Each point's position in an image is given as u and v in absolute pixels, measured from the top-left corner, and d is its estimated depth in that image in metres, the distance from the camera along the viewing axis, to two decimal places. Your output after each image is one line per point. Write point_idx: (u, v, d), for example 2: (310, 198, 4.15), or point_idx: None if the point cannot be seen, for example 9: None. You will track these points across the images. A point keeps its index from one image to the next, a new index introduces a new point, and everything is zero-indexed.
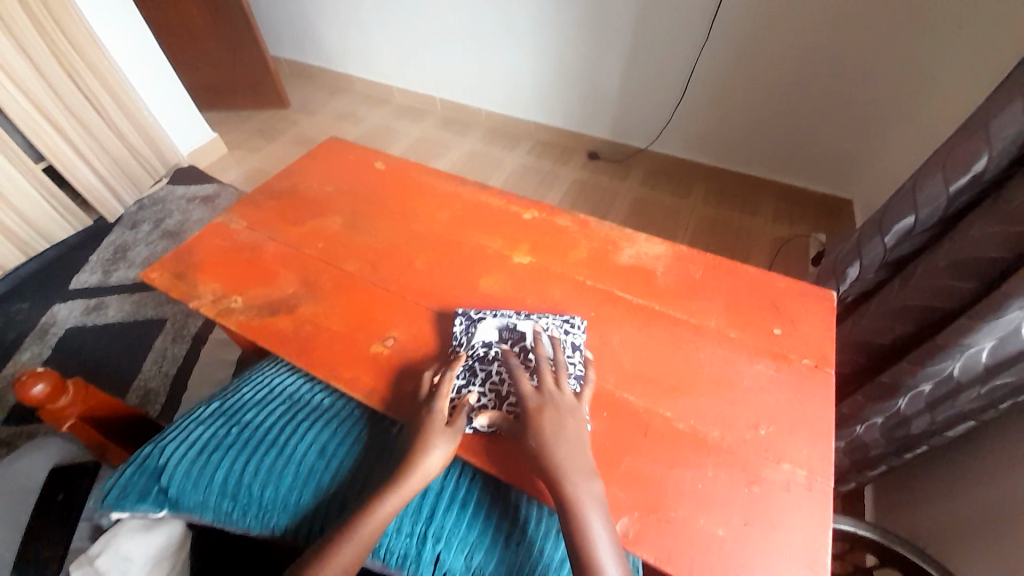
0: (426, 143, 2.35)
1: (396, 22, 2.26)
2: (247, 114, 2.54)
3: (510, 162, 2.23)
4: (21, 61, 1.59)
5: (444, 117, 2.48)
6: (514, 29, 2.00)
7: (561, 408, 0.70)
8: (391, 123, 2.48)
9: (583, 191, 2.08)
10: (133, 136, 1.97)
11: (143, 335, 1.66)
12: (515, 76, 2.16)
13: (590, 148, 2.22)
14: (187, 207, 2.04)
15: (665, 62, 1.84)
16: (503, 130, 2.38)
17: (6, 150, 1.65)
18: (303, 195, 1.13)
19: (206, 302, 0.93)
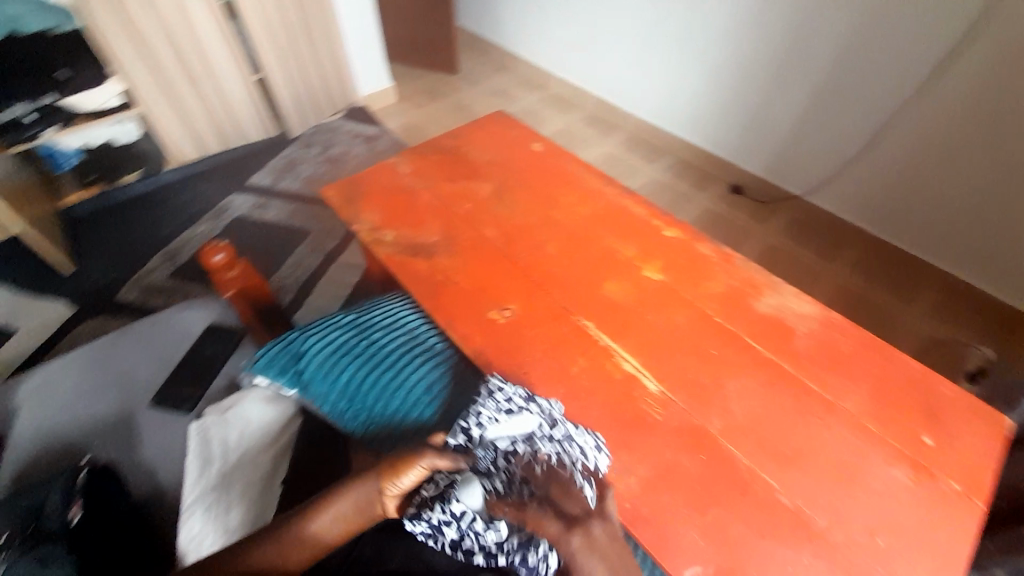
0: (568, 136, 2.37)
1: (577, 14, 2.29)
2: (420, 72, 2.75)
3: (645, 174, 2.16)
4: None
5: (592, 115, 2.46)
6: (695, 40, 1.92)
7: (591, 535, 0.58)
8: (541, 109, 2.52)
9: (713, 223, 1.96)
10: (326, 68, 2.24)
11: (288, 239, 1.92)
12: (680, 90, 2.07)
13: (735, 180, 2.07)
14: (351, 141, 2.29)
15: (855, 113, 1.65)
16: (647, 139, 2.30)
17: (233, 57, 1.97)
18: (464, 156, 1.22)
19: (364, 228, 1.05)
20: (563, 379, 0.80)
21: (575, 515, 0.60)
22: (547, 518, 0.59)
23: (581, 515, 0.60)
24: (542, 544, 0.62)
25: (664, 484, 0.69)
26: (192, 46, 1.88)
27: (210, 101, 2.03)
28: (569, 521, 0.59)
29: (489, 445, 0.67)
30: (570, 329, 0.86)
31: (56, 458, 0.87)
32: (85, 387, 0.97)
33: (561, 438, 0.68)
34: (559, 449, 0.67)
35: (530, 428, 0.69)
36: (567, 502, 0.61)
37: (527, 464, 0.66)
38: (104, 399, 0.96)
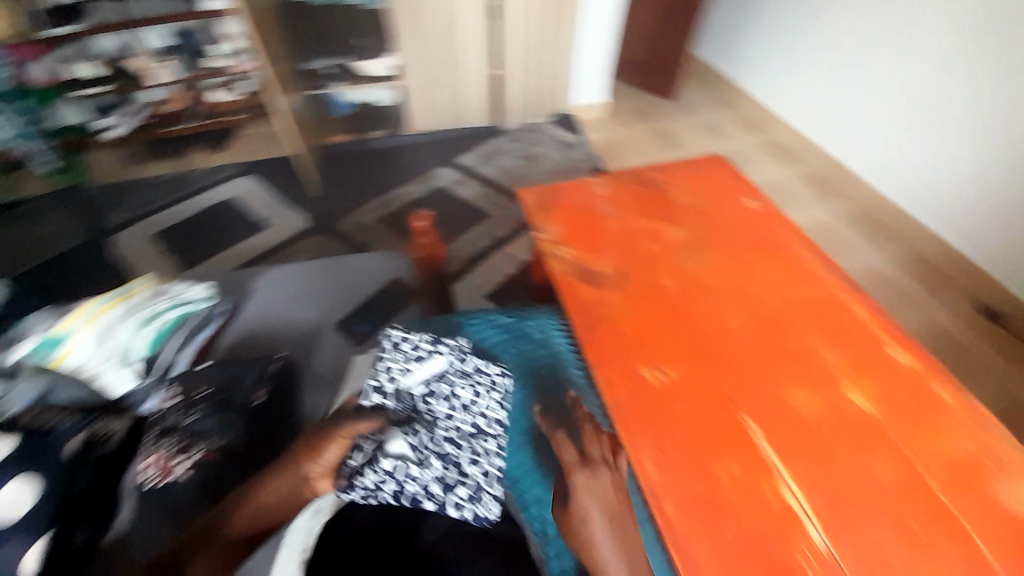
0: (781, 192, 2.09)
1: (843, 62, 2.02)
2: (633, 90, 2.67)
3: (864, 258, 1.86)
4: None
5: (814, 175, 2.16)
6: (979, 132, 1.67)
7: (593, 476, 0.81)
8: (756, 154, 2.26)
9: (938, 341, 1.65)
10: (551, 75, 2.36)
11: (470, 217, 2.07)
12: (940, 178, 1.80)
13: (982, 299, 1.75)
14: (550, 145, 2.38)
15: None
16: (878, 220, 1.98)
17: (479, 52, 2.21)
18: (664, 194, 1.16)
19: (545, 238, 1.06)
20: (711, 479, 0.71)
21: (594, 459, 0.83)
22: (569, 447, 0.85)
23: (596, 459, 0.83)
24: (485, 481, 0.79)
25: None
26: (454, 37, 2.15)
27: (449, 86, 2.29)
28: (586, 458, 0.83)
29: (407, 393, 0.86)
30: (732, 424, 0.76)
31: (255, 349, 1.03)
32: (293, 295, 1.14)
33: (465, 373, 0.91)
34: (468, 382, 0.89)
35: (437, 373, 0.89)
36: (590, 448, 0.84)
37: (443, 399, 0.86)
38: (302, 311, 1.11)
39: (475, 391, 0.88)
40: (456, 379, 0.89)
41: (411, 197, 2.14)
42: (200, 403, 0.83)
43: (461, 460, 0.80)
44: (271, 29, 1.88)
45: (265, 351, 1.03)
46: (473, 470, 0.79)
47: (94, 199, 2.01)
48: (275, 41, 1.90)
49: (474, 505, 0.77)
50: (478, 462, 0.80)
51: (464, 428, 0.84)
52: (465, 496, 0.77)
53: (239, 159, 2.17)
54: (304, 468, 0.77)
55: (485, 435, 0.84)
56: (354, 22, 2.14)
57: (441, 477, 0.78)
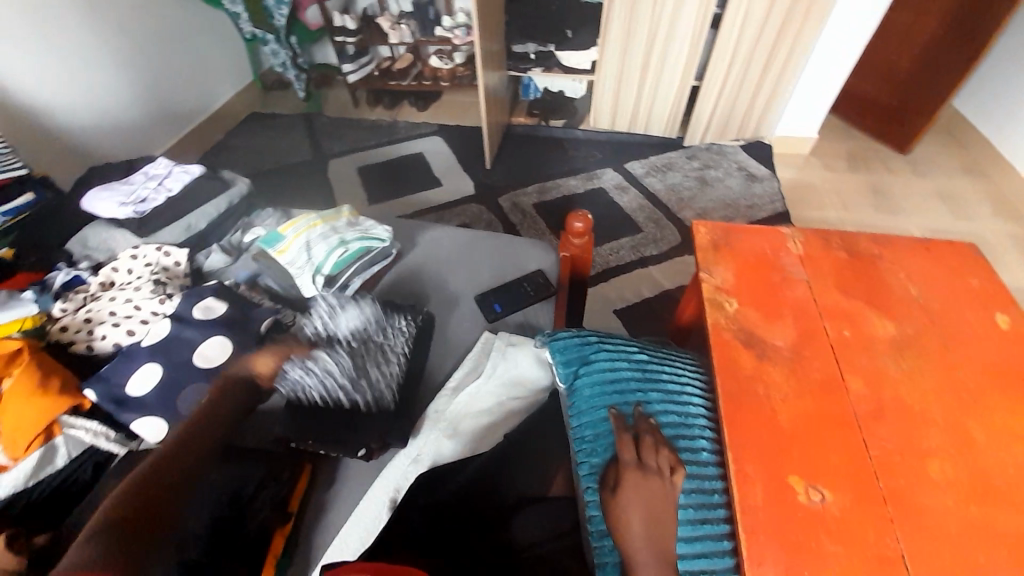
0: None
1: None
2: (856, 134, 2.26)
3: None
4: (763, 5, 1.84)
5: None
6: None
7: (646, 480, 0.66)
8: (1008, 250, 1.75)
9: None
10: (762, 99, 2.10)
11: (621, 227, 1.98)
12: None
13: None
14: (733, 173, 2.14)
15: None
16: None
17: (689, 61, 2.05)
18: (876, 273, 0.94)
19: (709, 281, 0.94)
20: None
21: (650, 465, 0.68)
22: (628, 447, 0.69)
23: (653, 467, 0.68)
24: (378, 387, 0.81)
25: None
26: (663, 40, 2.02)
27: (644, 91, 2.18)
28: (642, 464, 0.68)
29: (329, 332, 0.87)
30: None
31: (405, 296, 1.12)
32: (444, 256, 1.22)
33: (381, 314, 0.92)
34: (380, 320, 0.90)
35: (356, 317, 0.89)
36: (648, 453, 0.69)
37: (358, 330, 0.87)
38: (450, 274, 1.18)
39: (383, 324, 0.90)
40: (381, 319, 0.90)
41: (569, 192, 2.12)
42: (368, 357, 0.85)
43: (365, 369, 0.82)
44: (494, 7, 1.99)
45: (410, 298, 1.12)
46: (374, 379, 0.82)
47: (320, 129, 2.40)
48: (494, 21, 2.01)
49: (372, 402, 0.80)
50: (383, 374, 0.83)
51: (370, 349, 0.85)
52: (364, 394, 0.80)
53: (435, 121, 2.43)
54: (240, 363, 0.79)
55: (393, 354, 0.87)
56: (568, 11, 2.17)
57: (343, 383, 0.79)
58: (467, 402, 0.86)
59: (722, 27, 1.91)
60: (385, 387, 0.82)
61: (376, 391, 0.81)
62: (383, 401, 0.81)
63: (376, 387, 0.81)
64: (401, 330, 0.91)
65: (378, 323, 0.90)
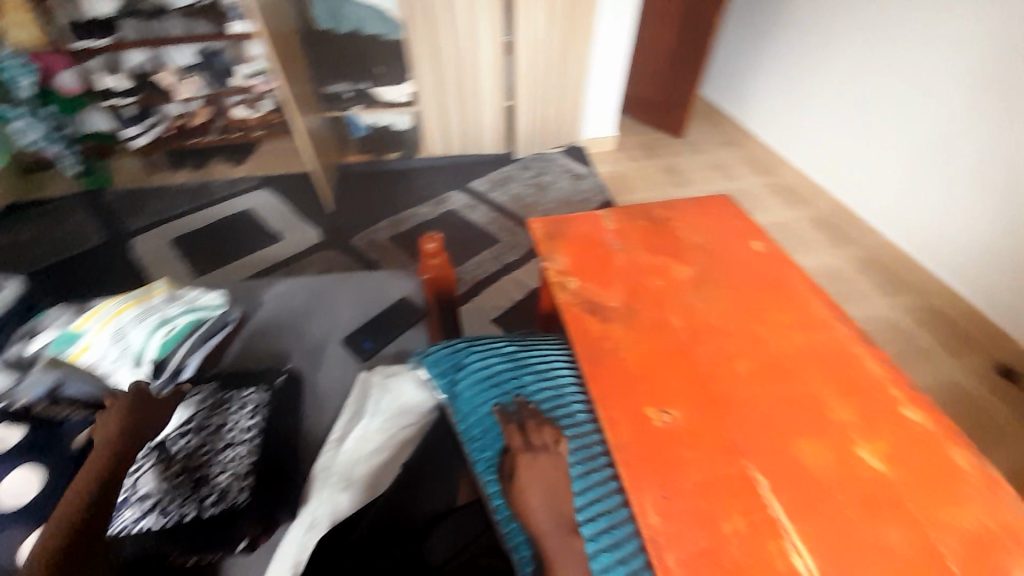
0: (789, 234, 2.10)
1: (845, 107, 2.09)
2: (644, 129, 2.74)
3: (877, 304, 1.84)
4: (540, 32, 2.13)
5: (822, 218, 2.18)
6: (961, 183, 1.74)
7: (537, 459, 0.74)
8: (763, 197, 2.29)
9: (949, 395, 1.60)
10: (564, 109, 2.41)
11: (479, 242, 2.08)
12: (954, 230, 1.79)
13: (1002, 358, 1.69)
14: (562, 176, 2.41)
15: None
16: (887, 264, 1.98)
17: (494, 84, 2.27)
18: (670, 230, 1.17)
19: (553, 268, 1.06)
20: (715, 533, 0.67)
21: (537, 443, 0.75)
22: (515, 434, 0.76)
23: (539, 445, 0.75)
24: (225, 482, 0.71)
25: None
26: (469, 69, 2.20)
27: (463, 114, 2.33)
28: (529, 444, 0.75)
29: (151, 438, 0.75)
30: (736, 479, 0.73)
31: (264, 356, 1.03)
32: (301, 307, 1.15)
33: (214, 399, 0.82)
34: (213, 406, 0.81)
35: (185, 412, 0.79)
36: (533, 433, 0.76)
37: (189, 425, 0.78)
38: (311, 323, 1.11)
39: (220, 409, 0.81)
40: (216, 405, 0.81)
41: (422, 220, 2.15)
42: (215, 451, 0.75)
43: (207, 472, 0.72)
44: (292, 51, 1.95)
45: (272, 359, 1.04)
46: (220, 478, 0.72)
47: (111, 207, 2.04)
48: (297, 66, 1.96)
49: (222, 505, 0.70)
50: (229, 470, 0.73)
51: (208, 444, 0.76)
52: (210, 501, 0.70)
53: (259, 172, 2.24)
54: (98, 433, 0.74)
55: (240, 441, 0.77)
56: (372, 50, 2.21)
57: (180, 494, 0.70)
58: (355, 446, 0.82)
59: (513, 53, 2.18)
60: (231, 478, 0.72)
61: (224, 486, 0.71)
62: (238, 494, 0.71)
63: (222, 482, 0.71)
64: (241, 407, 0.82)
65: (211, 410, 0.80)
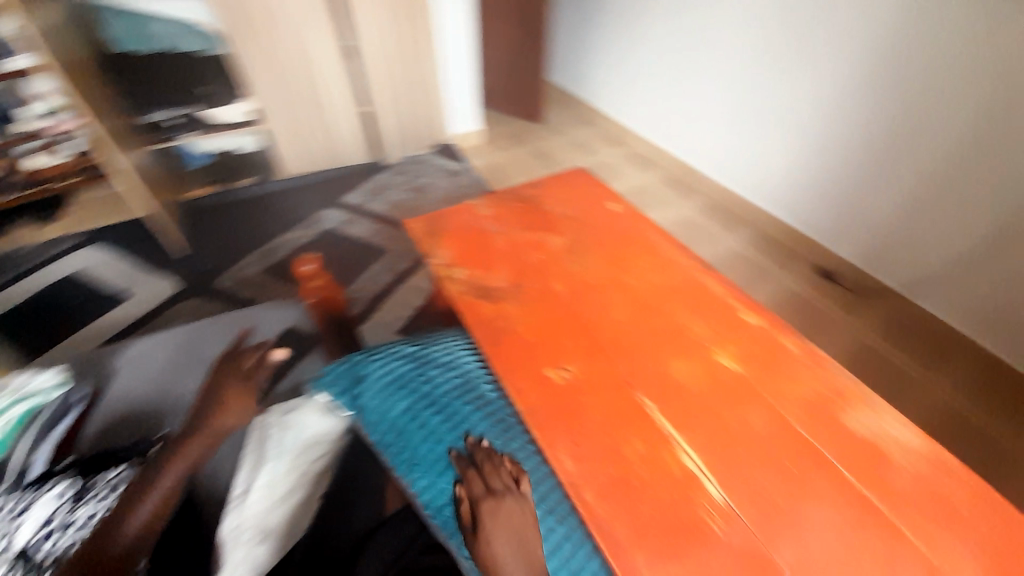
0: (641, 196, 2.27)
1: (662, 71, 2.26)
2: (508, 118, 2.83)
3: (724, 243, 2.02)
4: (379, 33, 2.08)
5: (671, 176, 2.36)
6: (753, 122, 1.96)
7: (500, 504, 0.70)
8: (620, 164, 2.47)
9: (788, 306, 1.78)
10: (422, 108, 2.37)
11: (365, 257, 1.99)
12: (763, 164, 1.99)
13: (816, 262, 1.91)
14: (437, 175, 2.38)
15: (994, 185, 1.42)
16: (725, 207, 2.17)
17: (341, 91, 2.16)
18: (541, 207, 1.24)
19: (439, 263, 1.08)
20: (618, 464, 0.74)
21: (497, 488, 0.71)
22: (475, 481, 0.72)
23: (500, 488, 0.71)
24: None
25: None
26: (311, 78, 2.08)
27: (314, 125, 2.20)
28: (490, 491, 0.71)
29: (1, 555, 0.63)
30: (630, 411, 0.80)
31: (130, 428, 0.89)
32: None
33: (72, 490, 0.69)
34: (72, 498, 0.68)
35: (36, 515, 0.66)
36: (493, 477, 0.73)
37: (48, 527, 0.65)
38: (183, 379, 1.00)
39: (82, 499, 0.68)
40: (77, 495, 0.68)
41: (297, 246, 2.00)
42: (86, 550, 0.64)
43: None
44: (92, 80, 1.68)
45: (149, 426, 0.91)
46: None
47: None
48: (101, 97, 1.69)
49: None
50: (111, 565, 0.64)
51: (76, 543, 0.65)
52: None
53: (80, 227, 1.90)
54: None
55: None
56: (184, 66, 1.92)
57: None
58: (269, 495, 0.73)
59: (357, 58, 2.10)
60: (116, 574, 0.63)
61: None
62: None
63: None
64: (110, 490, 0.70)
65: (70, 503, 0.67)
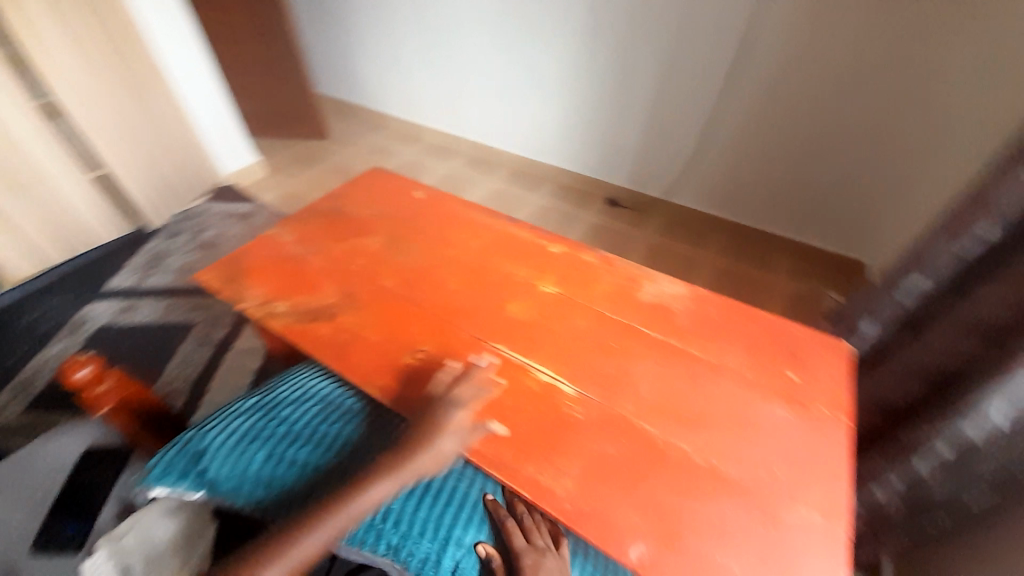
0: (452, 180, 2.39)
1: (426, 64, 2.38)
2: (289, 142, 2.61)
3: (533, 202, 2.25)
4: (87, 81, 1.70)
5: (472, 157, 2.51)
6: (517, 92, 2.21)
7: (540, 559, 0.70)
8: (422, 159, 2.52)
9: (599, 236, 2.08)
10: (178, 154, 2.04)
11: (167, 339, 1.65)
12: (540, 125, 2.24)
13: (608, 194, 2.24)
14: (224, 222, 2.07)
15: (687, 100, 1.85)
16: (527, 172, 2.40)
17: (57, 158, 1.71)
18: (346, 216, 1.22)
19: (253, 304, 1.00)
20: (487, 406, 0.80)
21: (536, 545, 0.72)
22: (516, 532, 0.73)
23: (541, 545, 0.72)
24: None
25: (601, 462, 0.72)
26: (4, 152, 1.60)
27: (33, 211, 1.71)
28: (531, 546, 0.72)
29: None
30: (484, 358, 0.87)
31: None
32: None
33: None
34: None
35: None
36: (534, 533, 0.73)
37: None
38: None
39: None
40: None
41: (65, 358, 1.58)
42: None
43: None
44: None
45: None
46: None
47: None
48: None
49: None
50: None
51: None
52: None
53: None
54: None
55: None
56: None
57: None
58: None
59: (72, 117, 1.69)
60: None
61: None
62: None
63: None
64: None
65: None
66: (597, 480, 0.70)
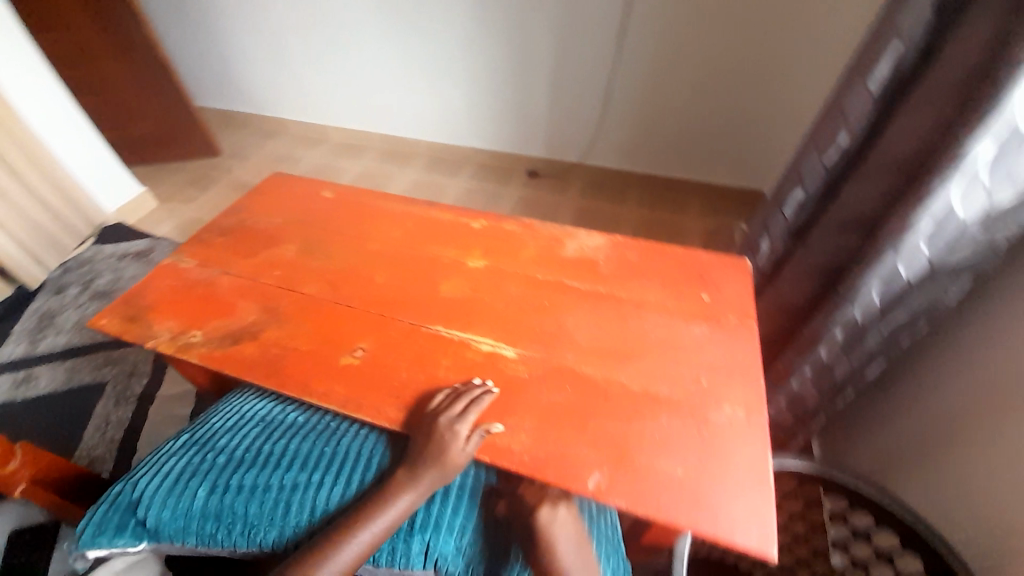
0: (368, 179, 2.29)
1: (315, 61, 2.25)
2: (176, 167, 2.39)
3: (454, 187, 2.23)
4: None
5: (384, 151, 2.44)
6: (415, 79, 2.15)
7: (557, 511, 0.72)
8: (330, 162, 2.39)
9: (527, 207, 2.11)
10: (52, 198, 1.78)
11: (79, 403, 1.48)
12: (448, 108, 2.20)
13: (528, 166, 2.27)
14: (119, 264, 1.87)
15: (582, 64, 1.89)
16: (443, 158, 2.37)
17: None
18: (252, 229, 1.15)
19: (164, 339, 0.93)
20: (435, 386, 0.81)
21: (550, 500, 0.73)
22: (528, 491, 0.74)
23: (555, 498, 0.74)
24: None
25: (551, 411, 0.76)
26: None
27: None
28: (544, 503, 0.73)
29: None
30: (424, 341, 0.88)
31: None
32: None
33: None
34: None
35: None
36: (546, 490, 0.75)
37: None
38: None
39: None
40: None
41: None
42: None
43: None
44: None
45: None
46: None
47: None
48: None
49: None
50: None
51: None
52: None
53: None
54: None
55: None
56: None
57: None
58: None
59: None
60: None
61: None
62: None
63: None
64: None
65: None
66: (551, 427, 0.74)
